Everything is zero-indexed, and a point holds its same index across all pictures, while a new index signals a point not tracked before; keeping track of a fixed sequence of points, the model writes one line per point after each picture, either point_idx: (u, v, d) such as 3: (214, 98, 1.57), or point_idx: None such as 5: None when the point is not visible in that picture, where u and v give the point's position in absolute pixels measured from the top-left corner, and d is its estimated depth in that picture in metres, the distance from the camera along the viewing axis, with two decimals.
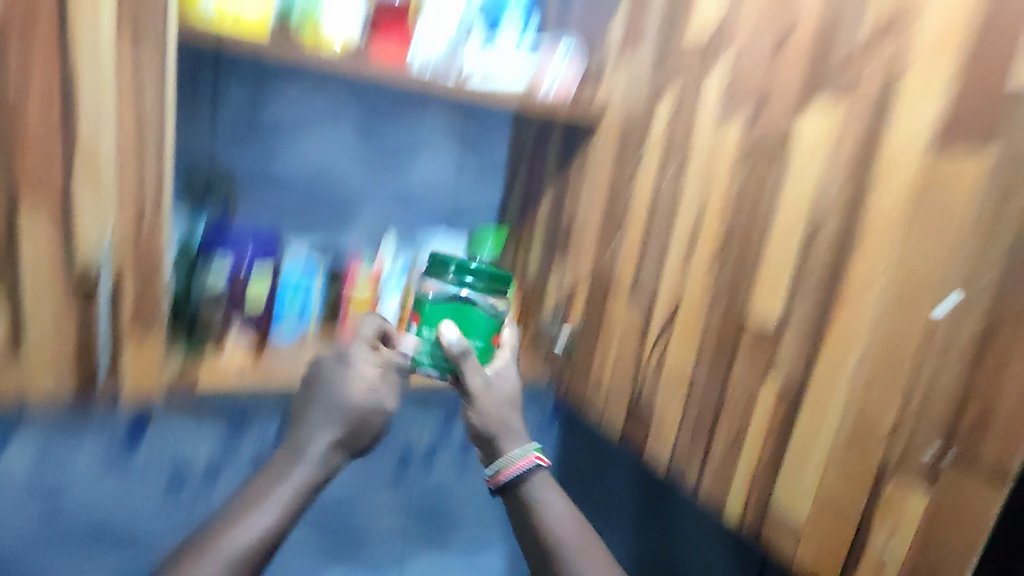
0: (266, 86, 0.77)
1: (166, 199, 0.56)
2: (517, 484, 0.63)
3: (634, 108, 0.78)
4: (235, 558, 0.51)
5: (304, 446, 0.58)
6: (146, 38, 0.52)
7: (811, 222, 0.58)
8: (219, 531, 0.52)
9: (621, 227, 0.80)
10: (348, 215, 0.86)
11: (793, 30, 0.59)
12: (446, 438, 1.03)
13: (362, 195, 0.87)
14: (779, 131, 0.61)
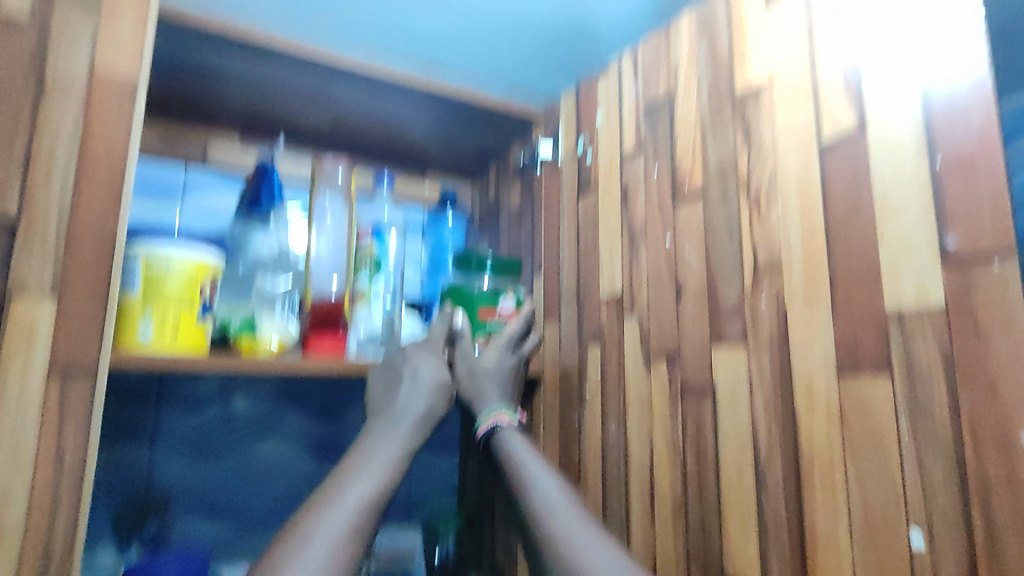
0: (208, 408, 0.89)
1: (76, 546, 0.54)
2: (492, 438, 0.70)
3: (568, 360, 0.80)
4: (353, 502, 0.57)
5: (392, 423, 0.65)
6: (75, 380, 0.56)
7: (754, 465, 0.53)
8: (328, 487, 0.58)
9: (579, 485, 0.76)
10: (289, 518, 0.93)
11: (683, 279, 0.63)
12: None
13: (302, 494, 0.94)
14: (698, 372, 0.60)
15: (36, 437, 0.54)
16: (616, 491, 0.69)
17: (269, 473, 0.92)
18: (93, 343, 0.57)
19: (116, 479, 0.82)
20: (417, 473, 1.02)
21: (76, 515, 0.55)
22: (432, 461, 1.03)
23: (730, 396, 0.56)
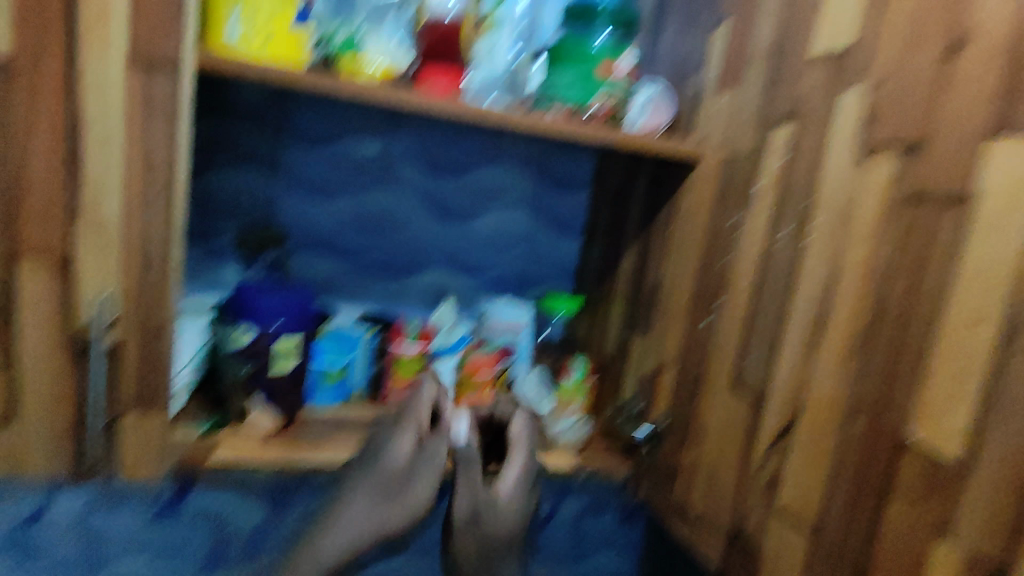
0: (329, 138, 0.83)
1: (172, 254, 0.54)
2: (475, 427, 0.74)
3: (739, 145, 0.67)
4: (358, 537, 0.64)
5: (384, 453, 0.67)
6: (158, 71, 0.51)
7: (1012, 305, 0.42)
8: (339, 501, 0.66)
9: (720, 293, 0.69)
10: (404, 271, 0.90)
11: (970, 40, 0.45)
12: None
13: (420, 250, 0.90)
14: (947, 172, 0.46)
15: (122, 131, 0.50)
16: (772, 307, 0.62)
17: (387, 222, 0.88)
18: (174, 32, 0.50)
19: (236, 199, 0.81)
20: (543, 250, 0.95)
21: (171, 215, 0.53)
22: (558, 242, 0.95)
23: (1004, 211, 0.42)
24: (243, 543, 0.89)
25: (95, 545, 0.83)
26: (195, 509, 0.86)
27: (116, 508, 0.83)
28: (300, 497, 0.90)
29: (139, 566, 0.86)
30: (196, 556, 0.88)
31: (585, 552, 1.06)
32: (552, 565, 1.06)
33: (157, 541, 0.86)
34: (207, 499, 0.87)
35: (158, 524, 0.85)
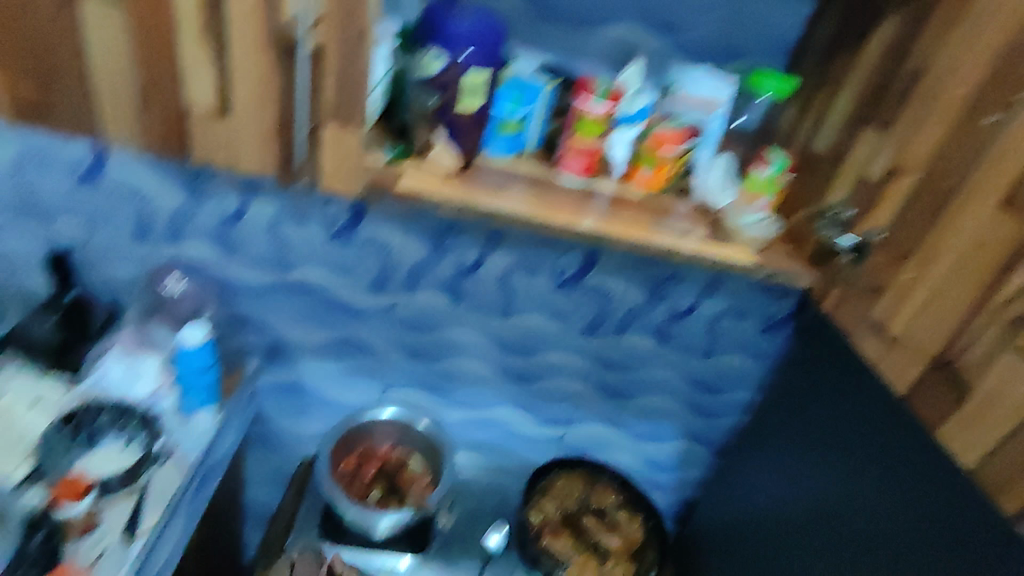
0: None
1: None
2: None
3: None
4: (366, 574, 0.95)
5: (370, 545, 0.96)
6: None
7: None
8: None
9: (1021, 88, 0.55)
10: (591, 22, 0.79)
11: None
12: (650, 308, 1.00)
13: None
14: None
15: None
16: None
17: None
18: None
19: None
20: (759, 15, 0.78)
21: None
22: (781, 6, 0.78)
23: None
24: (404, 275, 0.97)
25: (284, 251, 0.95)
26: (366, 237, 0.93)
27: (301, 220, 0.92)
28: (459, 243, 0.94)
29: (318, 275, 0.97)
30: (365, 279, 0.98)
31: (715, 350, 1.06)
32: (681, 356, 1.06)
33: (335, 258, 0.96)
34: (376, 228, 0.93)
35: (335, 243, 0.94)
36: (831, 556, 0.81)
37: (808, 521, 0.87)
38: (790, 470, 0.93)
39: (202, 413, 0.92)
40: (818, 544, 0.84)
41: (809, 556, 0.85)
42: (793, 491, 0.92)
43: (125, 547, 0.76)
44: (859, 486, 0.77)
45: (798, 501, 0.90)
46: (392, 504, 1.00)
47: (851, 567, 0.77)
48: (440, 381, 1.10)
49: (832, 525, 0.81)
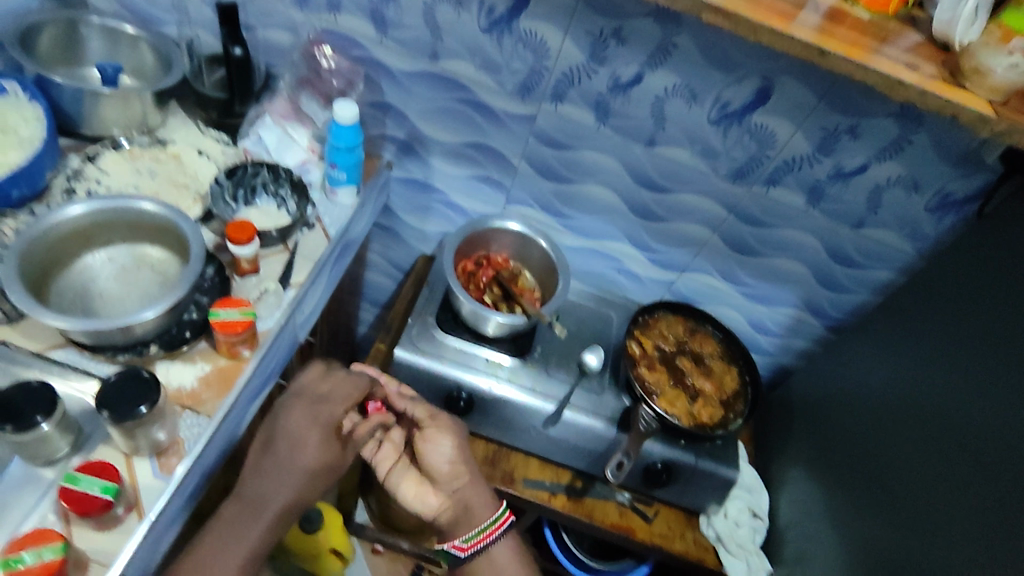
0: None
1: None
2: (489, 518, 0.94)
3: None
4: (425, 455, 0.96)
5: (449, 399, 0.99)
6: None
7: None
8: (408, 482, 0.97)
9: None
10: None
11: None
12: (814, 161, 0.91)
13: None
14: None
15: None
16: None
17: None
18: None
19: None
20: None
21: None
22: None
23: None
24: (554, 83, 0.92)
25: (436, 36, 0.91)
26: (523, 31, 0.87)
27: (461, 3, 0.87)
28: (623, 54, 0.86)
29: (466, 70, 0.94)
30: (512, 81, 0.93)
31: (868, 222, 0.97)
32: (827, 221, 0.99)
33: (486, 52, 0.91)
34: (536, 22, 0.86)
35: (490, 33, 0.89)
36: (942, 424, 0.84)
37: (921, 391, 0.89)
38: (878, 358, 1.02)
39: (347, 191, 0.97)
40: (927, 413, 0.87)
41: (913, 419, 0.89)
42: (873, 376, 1.01)
43: (279, 295, 0.86)
44: (999, 364, 0.78)
45: (871, 382, 1.01)
46: (503, 308, 1.04)
47: (962, 434, 0.81)
48: (562, 205, 1.09)
49: (953, 393, 0.84)
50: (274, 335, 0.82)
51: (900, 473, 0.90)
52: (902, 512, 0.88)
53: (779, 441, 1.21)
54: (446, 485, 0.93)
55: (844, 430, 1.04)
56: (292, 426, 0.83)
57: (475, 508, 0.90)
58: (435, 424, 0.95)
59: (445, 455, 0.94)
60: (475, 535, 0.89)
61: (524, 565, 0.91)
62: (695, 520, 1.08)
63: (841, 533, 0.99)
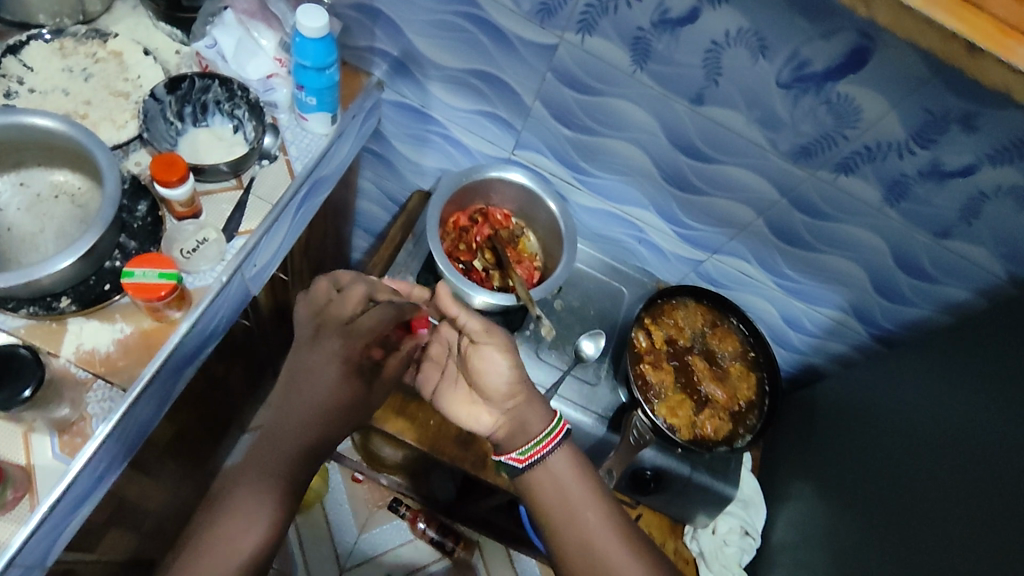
0: None
1: None
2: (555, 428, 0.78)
3: None
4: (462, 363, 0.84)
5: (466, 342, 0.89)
6: None
7: None
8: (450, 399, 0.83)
9: None
10: None
11: None
12: (906, 151, 0.70)
13: None
14: None
15: None
16: None
17: None
18: None
19: None
20: None
21: None
22: None
23: None
24: (580, 10, 0.70)
25: None
26: None
27: None
28: None
29: None
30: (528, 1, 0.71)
31: (956, 233, 0.77)
32: (903, 223, 0.79)
33: None
34: None
35: None
36: (980, 485, 0.73)
37: (966, 440, 0.77)
38: (917, 371, 0.91)
39: (319, 118, 0.81)
40: (966, 465, 0.76)
41: (950, 469, 0.78)
42: (901, 388, 0.93)
43: (224, 245, 0.73)
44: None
45: (903, 395, 0.91)
46: (494, 277, 0.90)
47: (998, 502, 0.70)
48: (581, 158, 0.91)
49: (1000, 452, 0.72)
50: (212, 294, 0.70)
51: (918, 522, 0.80)
52: (909, 563, 0.79)
53: (793, 450, 1.10)
54: (504, 402, 0.79)
55: (866, 455, 0.93)
56: (313, 358, 0.74)
57: (532, 422, 0.77)
58: (496, 340, 0.79)
59: (502, 375, 0.78)
60: (532, 446, 0.75)
61: (589, 474, 0.76)
62: (680, 529, 1.01)
63: (837, 563, 0.92)
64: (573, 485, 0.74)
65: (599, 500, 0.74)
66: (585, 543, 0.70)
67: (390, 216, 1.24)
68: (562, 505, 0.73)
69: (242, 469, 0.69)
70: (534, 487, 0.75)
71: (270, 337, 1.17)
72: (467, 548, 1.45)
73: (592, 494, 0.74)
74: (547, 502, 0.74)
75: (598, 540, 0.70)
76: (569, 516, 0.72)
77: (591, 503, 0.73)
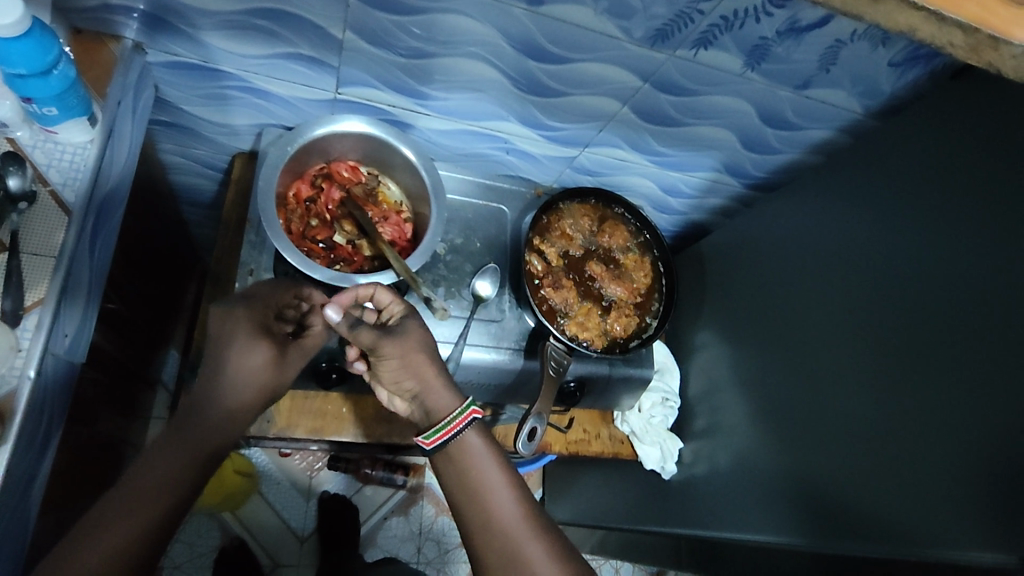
0: None
1: None
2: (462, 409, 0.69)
3: None
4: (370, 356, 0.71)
5: None
6: None
7: None
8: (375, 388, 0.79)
9: None
10: None
11: None
12: (765, 15, 0.64)
13: None
14: None
15: None
16: None
17: None
18: None
19: None
20: None
21: None
22: None
23: None
24: None
25: None
26: None
27: None
28: None
29: None
30: None
31: (816, 81, 0.76)
32: (765, 83, 0.77)
33: None
34: None
35: None
36: (890, 292, 0.75)
37: (853, 262, 0.81)
38: (790, 208, 0.95)
39: (72, 127, 0.64)
40: (849, 265, 0.82)
41: (828, 287, 0.84)
42: (778, 223, 0.96)
43: (14, 333, 0.58)
44: (970, 237, 0.69)
45: (779, 230, 0.96)
46: (363, 247, 0.80)
47: (913, 302, 0.72)
48: (418, 82, 0.78)
49: (909, 260, 0.74)
50: (26, 397, 0.58)
51: (809, 343, 0.86)
52: (802, 380, 0.86)
53: (688, 306, 1.14)
54: (405, 390, 0.72)
55: (757, 289, 0.97)
56: (218, 328, 0.65)
57: (431, 405, 0.69)
58: (388, 350, 0.68)
59: (395, 370, 0.70)
60: (434, 432, 0.68)
61: (502, 456, 0.70)
62: (610, 415, 1.12)
63: (748, 395, 0.96)
64: (485, 471, 0.67)
65: (511, 481, 0.68)
66: (490, 525, 0.65)
67: (218, 185, 1.05)
68: (470, 493, 0.67)
69: (160, 439, 0.60)
70: (442, 472, 0.69)
71: (126, 361, 1.02)
72: (417, 474, 1.49)
73: (506, 479, 0.68)
74: (455, 494, 0.68)
75: (503, 523, 0.65)
76: (478, 501, 0.66)
77: (501, 487, 0.67)
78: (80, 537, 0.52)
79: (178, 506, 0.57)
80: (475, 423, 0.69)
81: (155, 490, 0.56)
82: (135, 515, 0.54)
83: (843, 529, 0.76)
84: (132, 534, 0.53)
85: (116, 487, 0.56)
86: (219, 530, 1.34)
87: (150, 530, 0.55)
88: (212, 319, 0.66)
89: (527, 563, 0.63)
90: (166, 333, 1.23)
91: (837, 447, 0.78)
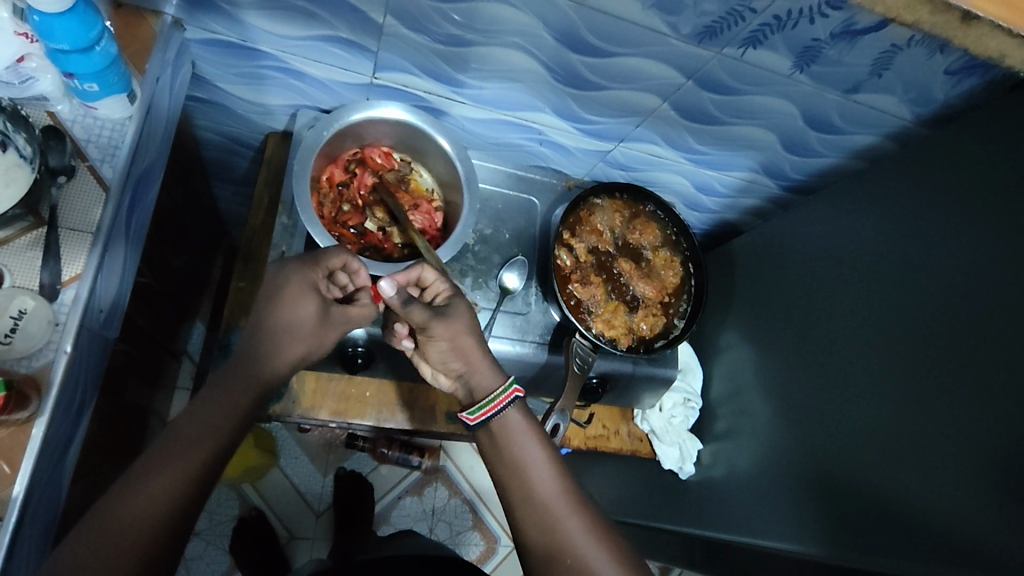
0: None
1: None
2: (507, 386, 0.69)
3: None
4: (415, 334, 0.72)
5: None
6: None
7: None
8: (419, 367, 0.78)
9: None
10: None
11: None
12: (819, 17, 0.62)
13: None
14: None
15: None
16: None
17: None
18: None
19: None
20: None
21: None
22: None
23: None
24: None
25: None
26: None
27: None
28: None
29: None
30: None
31: (866, 85, 0.74)
32: (813, 86, 0.74)
33: None
34: None
35: None
36: (928, 304, 0.73)
37: (888, 272, 0.79)
38: (827, 213, 0.93)
39: (111, 104, 0.64)
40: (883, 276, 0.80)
41: (861, 297, 0.82)
42: (814, 227, 0.94)
43: (52, 307, 0.59)
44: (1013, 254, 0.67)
45: (815, 234, 0.93)
46: (394, 235, 0.80)
47: (950, 320, 0.70)
48: (454, 70, 0.76)
49: (949, 273, 0.72)
50: (61, 369, 0.59)
51: (836, 352, 0.84)
52: (828, 390, 0.84)
53: (714, 306, 1.13)
54: (452, 369, 0.72)
55: (787, 293, 0.95)
56: (271, 287, 0.65)
57: (476, 383, 0.70)
58: (438, 331, 0.67)
59: (444, 349, 0.69)
60: (482, 406, 0.67)
61: (544, 437, 0.70)
62: (629, 413, 1.11)
63: (771, 401, 0.94)
64: (525, 447, 0.68)
65: (550, 459, 0.68)
66: (534, 498, 0.65)
67: (249, 162, 1.05)
68: (510, 467, 0.67)
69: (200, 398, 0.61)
70: (485, 448, 0.69)
71: (155, 331, 1.03)
72: (433, 457, 1.51)
73: (546, 457, 0.68)
74: (498, 469, 0.68)
75: (545, 497, 0.65)
76: (517, 475, 0.66)
77: (539, 465, 0.67)
78: (123, 485, 0.53)
79: (219, 459, 0.58)
80: (518, 400, 0.69)
81: (196, 450, 0.57)
82: (182, 463, 0.55)
83: (862, 541, 0.75)
84: (176, 481, 0.54)
85: (162, 437, 0.57)
86: (237, 500, 1.37)
87: (194, 477, 0.56)
88: (273, 277, 0.66)
89: (563, 539, 0.63)
90: (192, 306, 1.24)
91: (860, 458, 0.77)
